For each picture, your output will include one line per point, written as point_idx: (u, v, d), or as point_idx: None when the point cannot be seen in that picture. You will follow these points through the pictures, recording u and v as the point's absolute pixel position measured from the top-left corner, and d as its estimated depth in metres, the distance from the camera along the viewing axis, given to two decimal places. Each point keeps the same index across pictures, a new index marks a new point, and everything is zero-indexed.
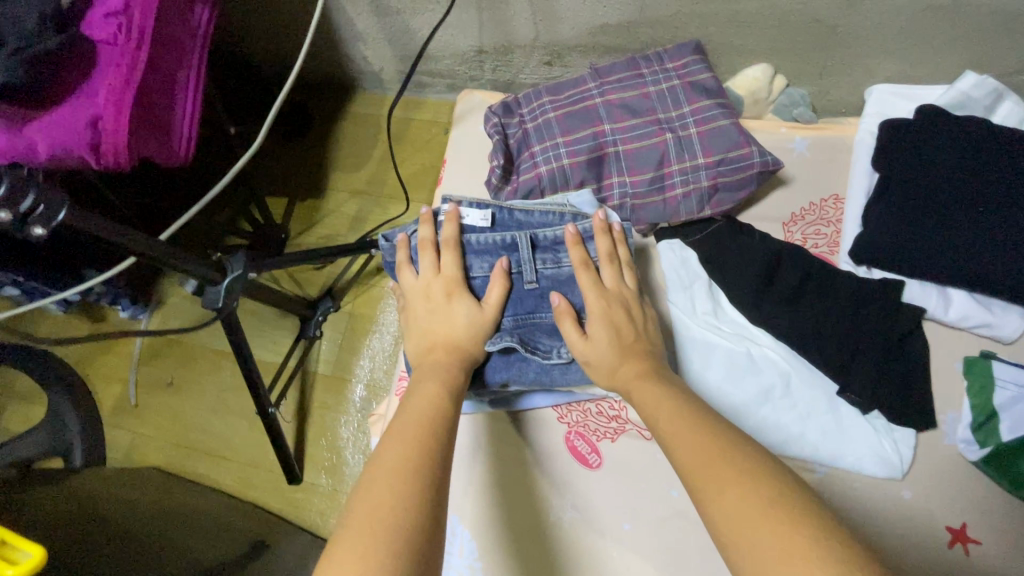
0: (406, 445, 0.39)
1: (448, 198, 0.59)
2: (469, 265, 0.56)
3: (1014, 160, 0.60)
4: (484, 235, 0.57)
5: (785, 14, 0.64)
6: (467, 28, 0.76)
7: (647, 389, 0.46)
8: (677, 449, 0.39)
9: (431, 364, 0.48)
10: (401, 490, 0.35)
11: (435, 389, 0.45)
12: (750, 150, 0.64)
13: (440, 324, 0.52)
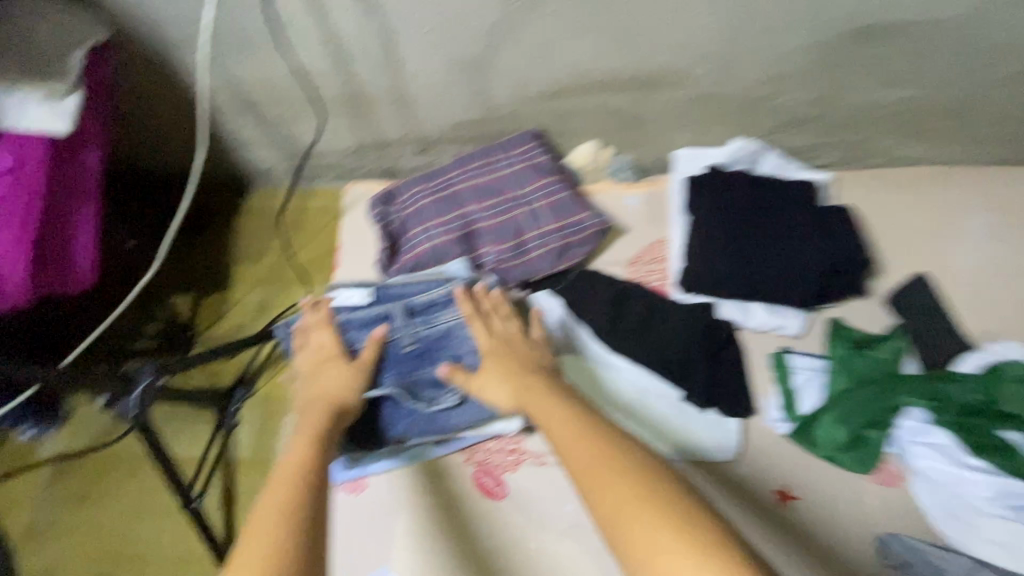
0: (287, 485, 0.44)
1: (333, 290, 0.70)
2: (354, 338, 0.66)
3: (773, 201, 0.81)
4: (364, 311, 0.67)
5: (595, 108, 0.81)
6: (343, 130, 0.87)
7: (537, 403, 0.53)
8: (571, 452, 0.45)
9: (312, 421, 0.55)
10: (281, 526, 0.40)
11: (315, 441, 0.51)
12: (585, 215, 0.81)
13: (326, 383, 0.60)
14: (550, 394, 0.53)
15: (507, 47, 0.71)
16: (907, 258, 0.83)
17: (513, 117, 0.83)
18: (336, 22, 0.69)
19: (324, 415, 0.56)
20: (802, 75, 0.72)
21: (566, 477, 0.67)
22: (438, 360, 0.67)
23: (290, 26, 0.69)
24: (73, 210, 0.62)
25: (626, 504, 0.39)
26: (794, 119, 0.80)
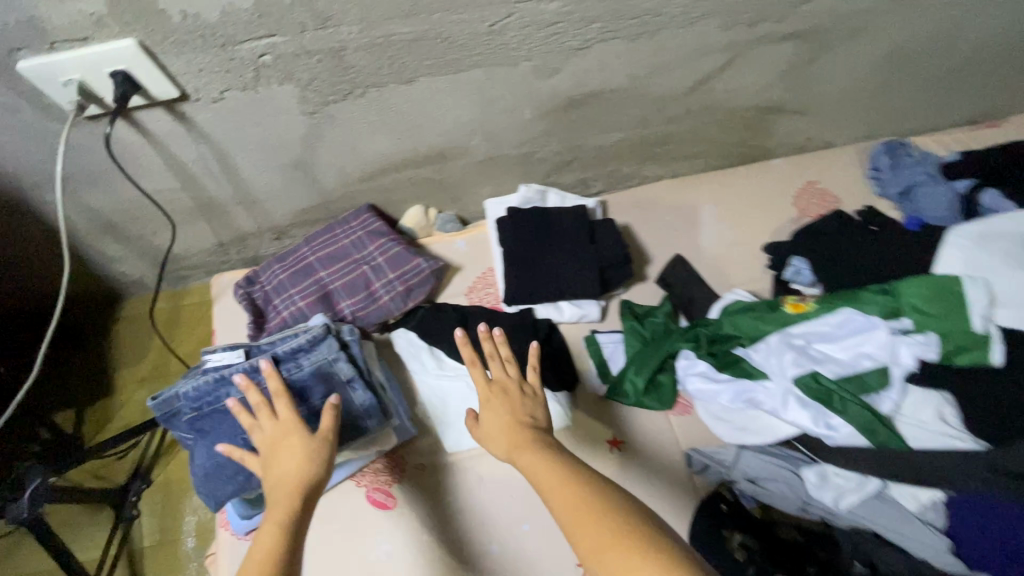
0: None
1: (207, 351, 0.80)
2: (228, 390, 0.76)
3: (560, 223, 1.05)
4: (234, 366, 0.78)
5: (410, 181, 1.03)
6: (203, 233, 1.02)
7: (531, 463, 0.66)
8: (570, 512, 0.58)
9: (275, 508, 0.58)
10: None
11: (277, 532, 0.56)
12: (418, 261, 1.00)
13: (282, 463, 0.63)
14: (543, 456, 0.66)
15: (326, 151, 0.91)
16: (665, 250, 1.13)
17: (348, 198, 1.03)
18: (173, 153, 0.84)
19: (286, 499, 0.59)
20: (551, 137, 1.00)
21: (433, 477, 0.92)
22: (313, 396, 0.81)
23: (134, 161, 0.83)
24: None
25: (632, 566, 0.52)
26: (559, 164, 1.08)
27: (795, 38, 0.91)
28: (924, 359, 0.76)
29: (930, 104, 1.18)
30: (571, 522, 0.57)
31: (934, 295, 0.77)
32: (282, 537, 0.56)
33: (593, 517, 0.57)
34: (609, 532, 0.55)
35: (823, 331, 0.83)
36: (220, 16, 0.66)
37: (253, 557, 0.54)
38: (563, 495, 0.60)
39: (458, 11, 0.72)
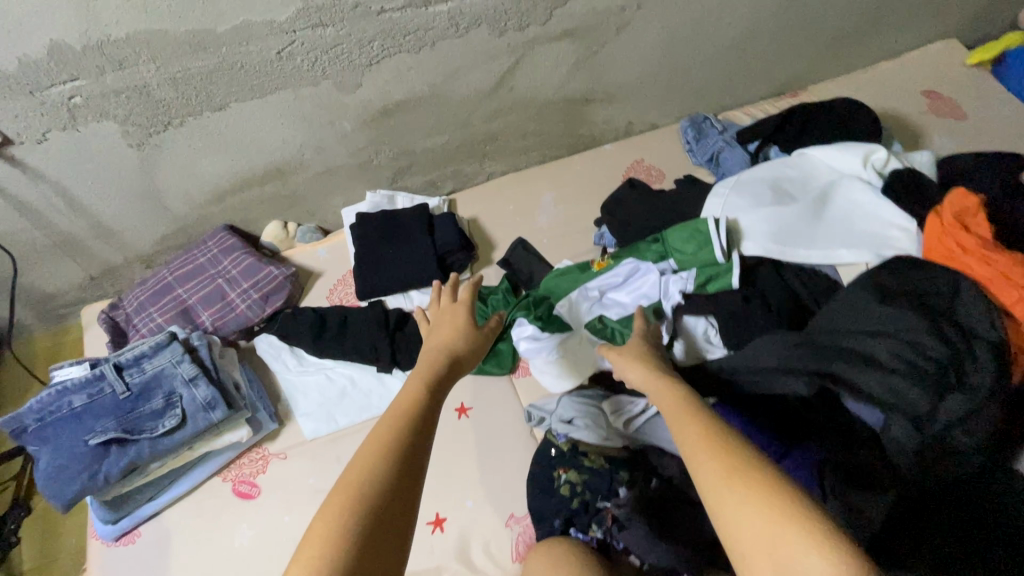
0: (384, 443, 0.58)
1: (55, 367, 0.88)
2: (70, 400, 0.83)
3: (404, 221, 1.16)
4: (77, 378, 0.85)
5: (260, 199, 1.13)
6: (71, 269, 1.10)
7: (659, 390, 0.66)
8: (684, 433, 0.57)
9: (417, 381, 0.67)
10: (377, 451, 0.57)
11: (419, 399, 0.64)
12: (271, 270, 1.09)
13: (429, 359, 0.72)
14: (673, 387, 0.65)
15: (165, 178, 1.00)
16: (510, 236, 1.24)
17: (203, 221, 1.12)
18: (14, 194, 0.93)
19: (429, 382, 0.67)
20: (379, 144, 1.11)
21: (297, 464, 0.98)
22: (153, 396, 0.86)
23: None
24: None
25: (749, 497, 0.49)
26: (400, 170, 1.20)
27: (567, 36, 1.06)
28: (686, 291, 0.88)
29: (727, 82, 1.34)
30: (692, 440, 0.56)
31: (689, 238, 0.91)
32: (420, 403, 0.63)
33: (717, 447, 0.54)
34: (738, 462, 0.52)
35: (613, 280, 0.96)
36: (20, 67, 0.77)
37: (392, 408, 0.63)
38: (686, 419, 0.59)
39: (243, 44, 0.84)
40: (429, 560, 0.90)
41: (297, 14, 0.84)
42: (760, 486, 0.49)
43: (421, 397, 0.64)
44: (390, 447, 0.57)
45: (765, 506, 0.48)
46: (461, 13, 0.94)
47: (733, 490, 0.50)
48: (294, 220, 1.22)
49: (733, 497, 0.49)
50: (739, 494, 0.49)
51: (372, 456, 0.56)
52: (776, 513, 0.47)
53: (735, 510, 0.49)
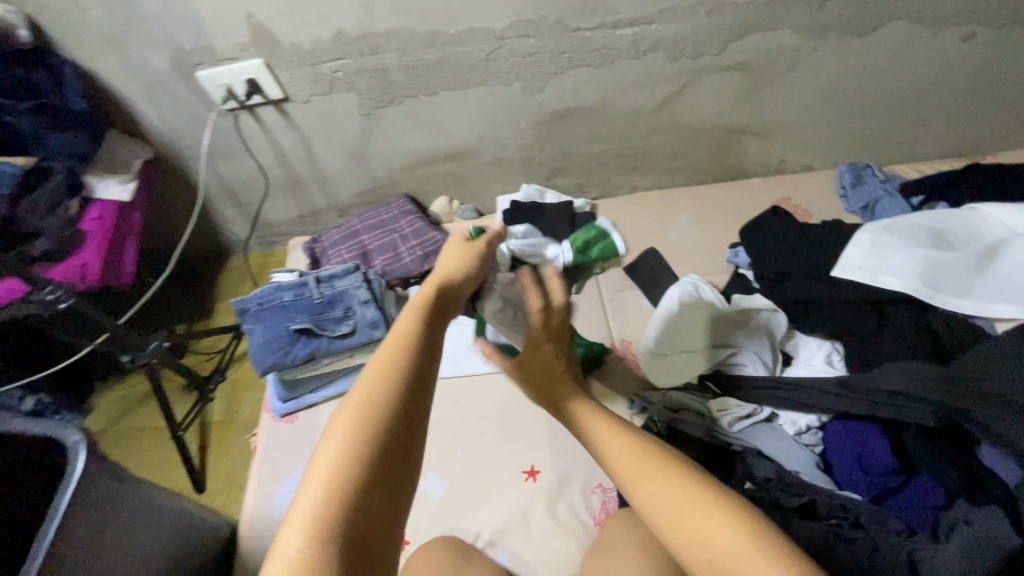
0: (375, 395, 0.48)
1: (275, 272, 1.15)
2: (282, 295, 1.08)
3: (551, 213, 1.30)
4: (289, 281, 1.10)
5: (438, 175, 1.35)
6: (290, 206, 1.40)
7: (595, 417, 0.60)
8: (647, 475, 0.51)
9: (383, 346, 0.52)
10: (371, 412, 0.47)
11: (390, 373, 0.50)
12: (435, 234, 1.30)
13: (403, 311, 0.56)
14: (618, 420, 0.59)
15: (377, 144, 1.26)
16: (642, 245, 1.32)
17: (391, 185, 1.37)
18: (276, 140, 1.22)
19: (406, 338, 0.53)
20: (545, 143, 1.28)
21: None
22: (336, 307, 1.09)
23: (251, 146, 1.23)
24: (130, 216, 1.14)
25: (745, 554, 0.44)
26: (555, 169, 1.35)
27: (736, 68, 1.14)
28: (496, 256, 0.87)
29: (896, 134, 1.31)
30: (622, 455, 0.54)
31: None
32: (396, 378, 0.50)
33: (653, 462, 0.52)
34: (715, 511, 0.47)
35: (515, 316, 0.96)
36: (311, 45, 1.04)
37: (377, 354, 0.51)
38: (615, 429, 0.57)
39: (464, 45, 1.06)
40: (521, 504, 0.99)
41: (510, 25, 1.03)
42: (713, 506, 0.48)
43: (393, 372, 0.50)
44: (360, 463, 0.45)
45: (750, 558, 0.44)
46: (643, 37, 1.07)
47: (681, 498, 0.49)
48: (458, 199, 1.43)
49: (702, 536, 0.47)
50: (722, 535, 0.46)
51: (336, 472, 0.44)
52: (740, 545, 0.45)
53: (692, 527, 0.47)
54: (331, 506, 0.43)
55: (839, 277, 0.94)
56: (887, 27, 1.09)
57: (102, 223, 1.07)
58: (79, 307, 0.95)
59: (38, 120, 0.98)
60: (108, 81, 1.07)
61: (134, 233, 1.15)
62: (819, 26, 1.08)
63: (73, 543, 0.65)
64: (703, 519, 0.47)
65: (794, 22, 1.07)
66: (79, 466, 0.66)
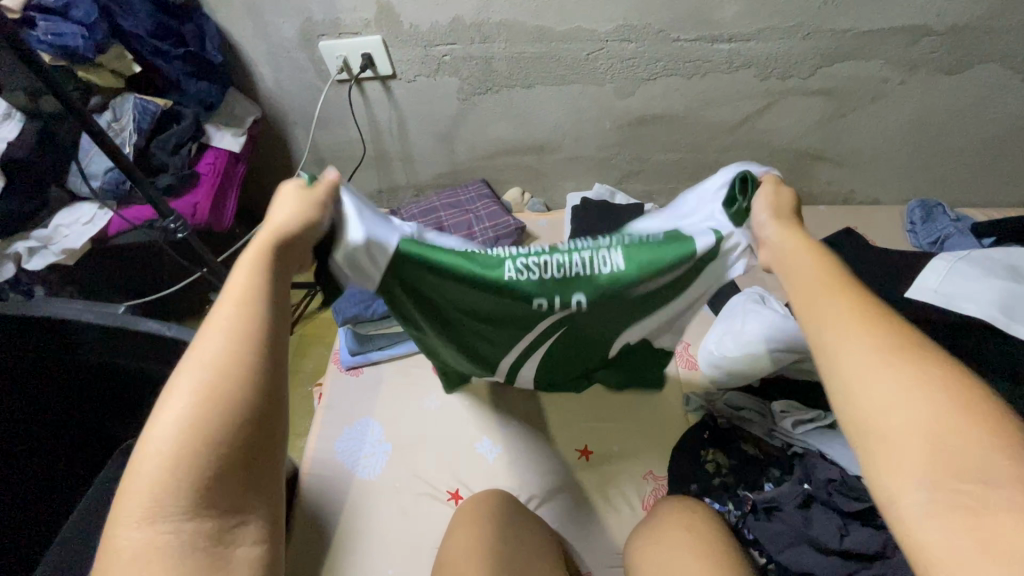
0: (224, 364, 0.46)
1: None
2: None
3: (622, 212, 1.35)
4: None
5: (516, 166, 1.42)
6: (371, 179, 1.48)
7: (818, 283, 0.55)
8: (863, 358, 0.48)
9: (220, 325, 0.47)
10: (225, 380, 0.45)
11: (225, 355, 0.46)
12: (509, 218, 1.34)
13: (239, 279, 0.51)
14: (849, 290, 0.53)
15: (466, 130, 1.33)
16: None
17: (471, 170, 1.44)
18: (374, 114, 1.30)
19: (247, 320, 0.48)
20: (624, 146, 1.34)
21: None
22: None
23: (350, 117, 1.31)
24: (236, 166, 1.23)
25: (956, 441, 0.43)
26: (629, 173, 1.41)
27: (821, 93, 1.19)
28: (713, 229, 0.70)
29: (972, 177, 1.33)
30: (832, 329, 0.51)
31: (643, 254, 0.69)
32: (229, 367, 0.46)
33: (880, 338, 0.49)
34: (937, 393, 0.45)
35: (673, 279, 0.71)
36: (428, 28, 1.12)
37: (223, 319, 0.48)
38: (831, 298, 0.53)
39: (567, 43, 1.13)
40: (573, 476, 1.04)
41: (615, 29, 1.10)
42: (936, 396, 0.45)
43: (226, 362, 0.46)
44: (198, 452, 0.43)
45: (968, 440, 0.42)
46: (738, 54, 1.13)
47: (894, 376, 0.46)
48: (529, 192, 1.49)
49: (919, 414, 0.44)
50: (937, 414, 0.44)
51: (160, 468, 0.42)
52: (966, 438, 0.42)
53: (910, 409, 0.45)
54: (188, 469, 0.42)
55: (911, 299, 0.97)
56: (978, 68, 1.12)
57: (215, 167, 1.17)
58: (191, 240, 1.03)
59: (181, 67, 1.10)
60: (238, 44, 1.16)
61: (238, 183, 1.24)
62: (910, 61, 1.12)
63: None
64: (916, 404, 0.45)
65: (887, 54, 1.11)
66: None
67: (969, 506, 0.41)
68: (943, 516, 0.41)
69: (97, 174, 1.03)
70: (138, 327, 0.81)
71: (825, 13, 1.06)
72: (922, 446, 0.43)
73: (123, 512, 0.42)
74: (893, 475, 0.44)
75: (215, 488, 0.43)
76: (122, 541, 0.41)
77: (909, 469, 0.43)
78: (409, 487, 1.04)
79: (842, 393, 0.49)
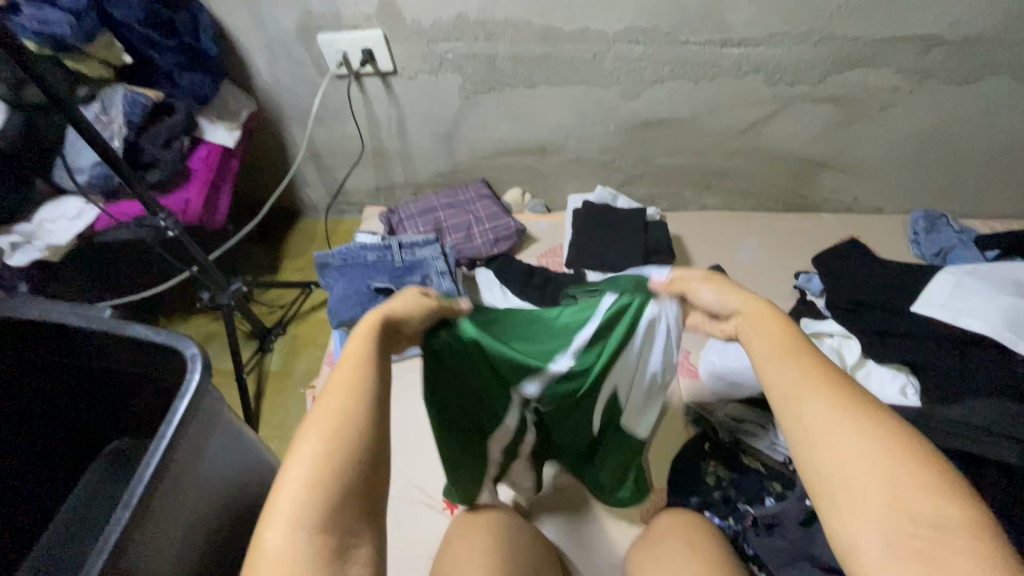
0: (351, 421, 0.48)
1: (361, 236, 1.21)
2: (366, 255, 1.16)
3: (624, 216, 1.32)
4: (372, 245, 1.17)
5: (517, 167, 1.39)
6: (368, 177, 1.44)
7: (774, 340, 0.57)
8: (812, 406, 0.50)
9: (347, 374, 0.51)
10: (352, 436, 0.47)
11: (352, 397, 0.49)
12: (509, 220, 1.31)
13: (357, 334, 0.55)
14: (800, 346, 0.55)
15: (467, 129, 1.30)
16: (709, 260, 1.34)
17: (471, 170, 1.41)
18: (374, 111, 1.27)
19: (369, 380, 0.51)
20: (628, 149, 1.31)
21: None
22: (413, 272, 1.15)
23: (349, 114, 1.28)
24: (230, 161, 1.19)
25: (895, 485, 0.45)
26: (632, 176, 1.38)
27: (829, 101, 1.17)
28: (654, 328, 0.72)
29: (978, 189, 1.32)
30: (794, 383, 0.52)
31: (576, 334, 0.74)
32: (358, 422, 0.48)
33: (823, 388, 0.51)
34: (873, 439, 0.47)
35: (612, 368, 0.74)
36: (432, 24, 1.09)
37: (345, 376, 0.51)
38: (787, 353, 0.55)
39: (575, 43, 1.10)
40: (570, 488, 1.02)
41: (623, 30, 1.08)
42: (890, 448, 0.46)
43: (355, 416, 0.48)
44: (323, 505, 0.44)
45: (902, 484, 0.45)
46: (748, 58, 1.10)
47: (851, 428, 0.48)
48: (530, 193, 1.46)
49: (858, 461, 0.47)
50: (872, 461, 0.46)
51: (293, 517, 0.43)
52: (920, 488, 0.44)
53: (853, 456, 0.47)
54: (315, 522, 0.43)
55: (917, 314, 0.96)
56: (988, 80, 1.11)
57: (208, 162, 1.13)
58: (183, 240, 1.00)
59: (175, 59, 1.06)
60: (234, 35, 1.14)
61: (232, 178, 1.20)
62: (921, 70, 1.10)
63: (179, 448, 0.70)
64: (875, 455, 0.46)
65: (898, 63, 1.10)
66: (195, 376, 0.72)
67: (913, 552, 0.42)
68: (905, 563, 0.42)
69: (85, 167, 0.99)
70: (125, 332, 0.76)
71: (838, 20, 1.04)
72: (881, 497, 0.45)
73: (270, 528, 0.43)
74: (854, 523, 0.45)
75: (330, 535, 0.43)
76: (261, 560, 0.42)
77: (874, 518, 0.44)
78: (403, 496, 1.02)
79: (805, 445, 0.50)
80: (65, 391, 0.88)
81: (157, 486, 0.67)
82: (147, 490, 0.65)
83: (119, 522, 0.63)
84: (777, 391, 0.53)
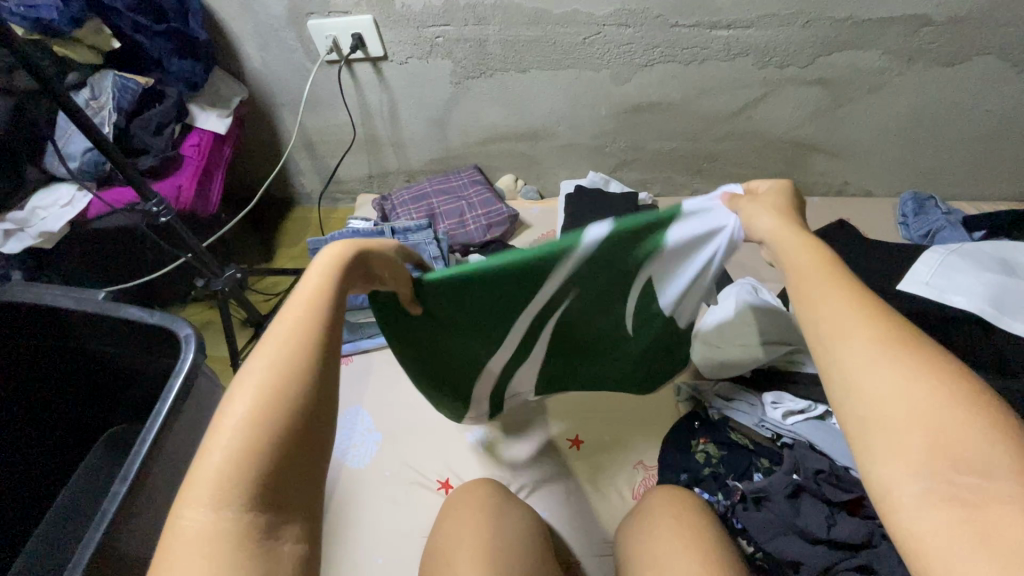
0: (301, 358, 0.45)
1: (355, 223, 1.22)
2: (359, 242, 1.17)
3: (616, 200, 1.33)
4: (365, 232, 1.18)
5: (509, 153, 1.40)
6: (361, 164, 1.45)
7: (814, 280, 0.52)
8: (851, 352, 0.47)
9: (292, 317, 0.47)
10: (291, 375, 0.43)
11: (298, 350, 0.45)
12: (501, 206, 1.32)
13: (309, 283, 0.51)
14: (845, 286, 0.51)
15: (459, 114, 1.30)
16: None
17: (463, 156, 1.42)
18: (365, 97, 1.27)
19: (319, 319, 0.48)
20: (620, 133, 1.31)
21: None
22: None
23: (340, 100, 1.28)
24: (221, 149, 1.19)
25: (943, 428, 0.41)
26: (624, 161, 1.39)
27: (819, 83, 1.18)
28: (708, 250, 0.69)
29: (966, 170, 1.33)
30: (838, 321, 0.49)
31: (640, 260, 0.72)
32: (301, 363, 0.44)
33: (865, 329, 0.47)
34: (922, 379, 0.44)
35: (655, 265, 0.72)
36: (421, 8, 1.09)
37: (295, 315, 0.47)
38: (832, 290, 0.51)
39: (564, 26, 1.11)
40: (563, 466, 1.04)
41: (613, 13, 1.08)
42: (936, 385, 0.43)
43: (298, 356, 0.44)
44: (261, 453, 0.40)
45: (949, 427, 0.41)
46: (736, 41, 1.11)
47: (889, 363, 0.45)
48: (522, 179, 1.47)
49: (902, 404, 0.43)
50: (918, 404, 0.43)
51: (222, 466, 0.39)
52: (970, 426, 0.41)
53: (895, 402, 0.44)
54: (251, 471, 0.39)
55: (903, 292, 0.97)
56: (975, 61, 1.12)
57: (199, 149, 1.14)
58: (176, 226, 1.00)
59: (164, 44, 1.05)
60: (223, 20, 1.13)
61: (224, 166, 1.21)
62: (908, 51, 1.11)
63: (176, 424, 0.71)
64: (919, 395, 0.43)
65: (885, 44, 1.10)
66: (190, 356, 0.73)
67: (958, 496, 0.40)
68: (944, 510, 0.40)
69: (76, 153, 0.99)
70: (118, 313, 0.77)
71: (824, 2, 1.05)
72: (923, 442, 0.42)
73: (188, 498, 0.38)
74: (890, 470, 0.42)
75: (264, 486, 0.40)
76: (179, 537, 0.37)
77: (915, 465, 0.41)
78: (399, 476, 1.03)
79: (846, 384, 0.47)
80: (61, 374, 0.88)
81: (152, 463, 0.68)
82: (144, 467, 0.66)
83: (116, 497, 0.64)
84: (822, 330, 0.49)
